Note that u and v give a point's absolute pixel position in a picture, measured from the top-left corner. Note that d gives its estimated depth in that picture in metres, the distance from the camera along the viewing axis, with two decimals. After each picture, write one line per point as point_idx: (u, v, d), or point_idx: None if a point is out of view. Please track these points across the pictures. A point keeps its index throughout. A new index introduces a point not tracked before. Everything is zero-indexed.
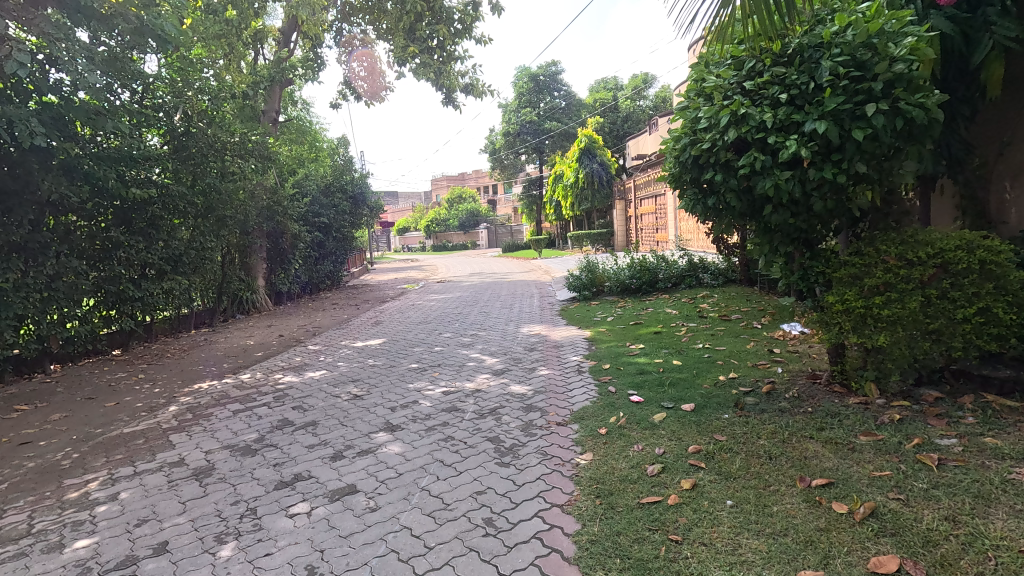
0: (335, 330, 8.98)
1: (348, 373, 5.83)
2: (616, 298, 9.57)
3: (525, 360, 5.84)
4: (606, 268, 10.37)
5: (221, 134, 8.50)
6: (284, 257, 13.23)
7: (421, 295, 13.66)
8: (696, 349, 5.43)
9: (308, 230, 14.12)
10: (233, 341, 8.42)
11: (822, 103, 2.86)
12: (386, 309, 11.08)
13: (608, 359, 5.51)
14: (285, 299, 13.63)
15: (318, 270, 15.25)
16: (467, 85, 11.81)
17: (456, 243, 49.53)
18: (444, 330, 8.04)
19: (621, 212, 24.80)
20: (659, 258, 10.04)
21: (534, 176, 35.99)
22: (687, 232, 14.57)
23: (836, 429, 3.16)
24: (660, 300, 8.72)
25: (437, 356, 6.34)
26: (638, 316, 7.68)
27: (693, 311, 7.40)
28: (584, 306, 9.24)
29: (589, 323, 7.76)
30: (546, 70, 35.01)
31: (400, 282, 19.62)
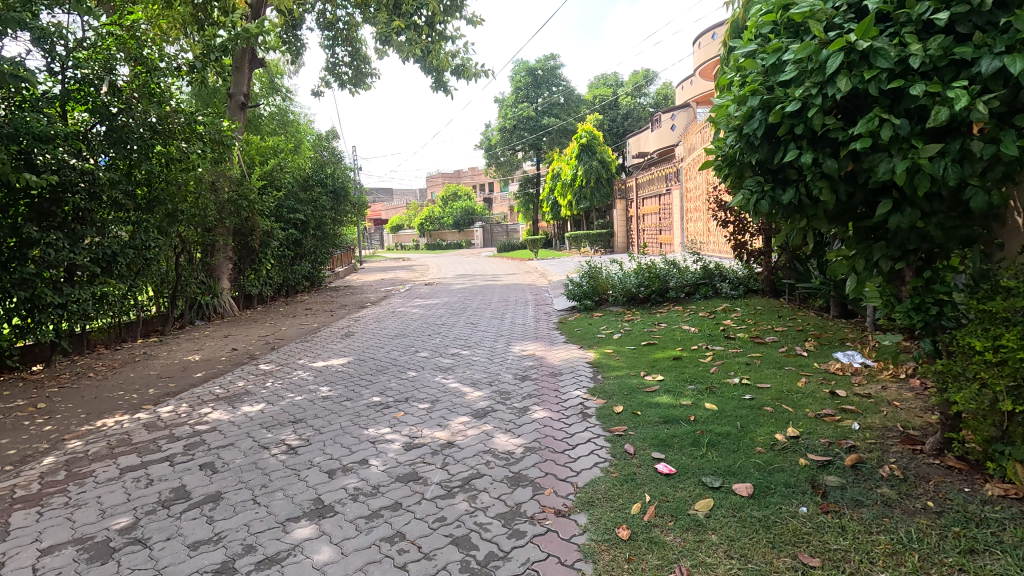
0: (298, 344, 7.77)
1: (291, 408, 4.63)
2: (622, 309, 8.38)
3: (514, 394, 4.66)
4: (610, 275, 9.18)
5: (163, 114, 7.28)
6: (253, 257, 12.01)
7: (405, 301, 12.45)
8: (731, 386, 4.27)
9: (282, 228, 12.90)
10: (177, 357, 7.21)
11: (1009, 28, 1.70)
12: (362, 318, 9.89)
13: (619, 396, 4.35)
14: (254, 303, 12.39)
15: (294, 271, 14.03)
16: (457, 67, 10.65)
17: (450, 242, 48.32)
18: (420, 347, 6.86)
19: (622, 212, 23.64)
20: (671, 264, 8.87)
21: (531, 174, 34.81)
22: (696, 234, 13.42)
23: (998, 558, 2.00)
24: (673, 314, 7.52)
25: (407, 385, 5.16)
26: (649, 335, 6.50)
27: (715, 330, 6.23)
28: (585, 319, 8.05)
29: (592, 341, 6.59)
30: (545, 64, 33.83)
31: (386, 283, 18.40)
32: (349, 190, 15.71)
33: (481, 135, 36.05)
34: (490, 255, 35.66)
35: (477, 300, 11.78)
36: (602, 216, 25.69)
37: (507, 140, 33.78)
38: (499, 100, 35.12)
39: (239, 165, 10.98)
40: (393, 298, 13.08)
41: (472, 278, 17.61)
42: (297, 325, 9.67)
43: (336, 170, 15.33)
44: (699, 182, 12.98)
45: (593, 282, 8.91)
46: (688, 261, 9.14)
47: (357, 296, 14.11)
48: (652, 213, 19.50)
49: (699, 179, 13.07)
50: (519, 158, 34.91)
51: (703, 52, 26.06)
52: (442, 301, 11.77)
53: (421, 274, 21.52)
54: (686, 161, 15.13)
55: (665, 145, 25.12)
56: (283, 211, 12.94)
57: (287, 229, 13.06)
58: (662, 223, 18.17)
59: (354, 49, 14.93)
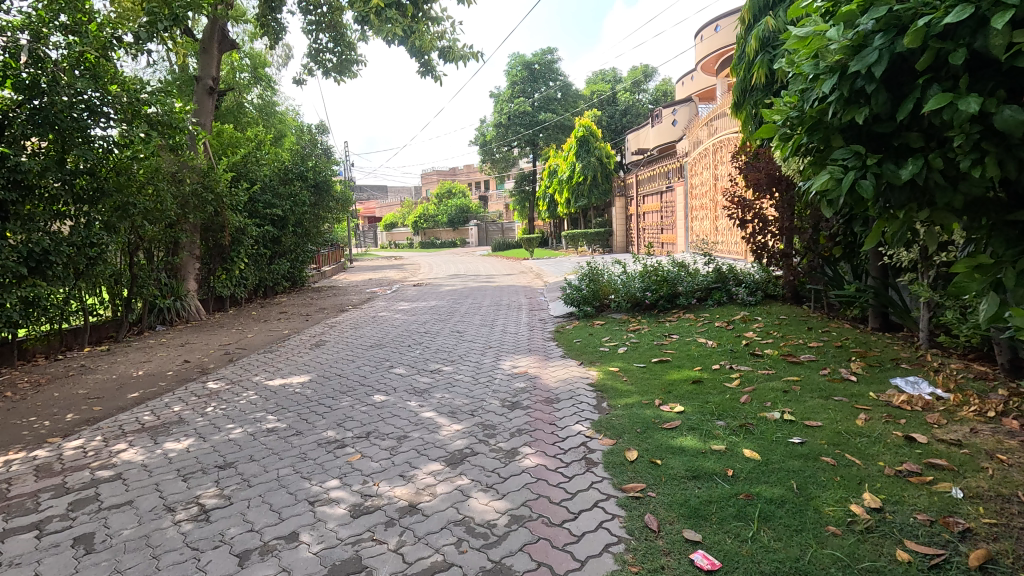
0: (260, 355, 6.87)
1: (223, 446, 3.74)
2: (627, 317, 7.50)
3: (500, 429, 3.79)
4: (613, 277, 8.29)
5: (101, 90, 6.31)
6: (224, 255, 11.08)
7: (389, 303, 11.55)
8: (772, 424, 3.41)
9: (257, 224, 11.95)
10: (118, 370, 6.30)
11: None
12: (339, 323, 9.00)
13: (631, 436, 3.48)
14: (226, 305, 11.45)
15: (271, 270, 13.08)
16: (442, 48, 9.77)
17: (445, 240, 47.40)
18: (397, 362, 5.97)
19: (621, 210, 22.79)
20: (679, 267, 8.00)
21: (527, 171, 33.92)
22: (702, 233, 12.58)
23: None
24: (684, 323, 6.66)
25: (372, 413, 4.28)
26: (661, 349, 5.64)
27: (736, 345, 5.37)
28: (586, 327, 7.18)
29: (593, 356, 5.71)
30: (541, 58, 32.94)
31: (372, 283, 17.47)
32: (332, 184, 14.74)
33: (476, 131, 35.13)
34: (485, 253, 34.78)
35: (467, 302, 10.90)
36: (599, 214, 24.83)
37: (502, 136, 32.83)
38: (495, 94, 34.17)
39: (206, 154, 10.05)
40: (378, 300, 12.18)
41: (463, 279, 16.71)
42: (266, 330, 8.80)
43: (317, 163, 14.39)
44: (707, 179, 12.11)
45: (594, 286, 8.04)
46: (699, 264, 8.28)
47: (340, 297, 13.20)
48: (653, 211, 18.62)
49: (707, 175, 12.19)
50: (514, 154, 34.00)
51: (705, 45, 25.23)
52: (431, 304, 10.91)
53: (411, 274, 20.60)
54: (690, 156, 14.27)
55: (666, 141, 24.28)
56: (259, 206, 11.98)
57: (263, 226, 12.10)
58: (664, 221, 17.33)
59: (338, 34, 14.01)
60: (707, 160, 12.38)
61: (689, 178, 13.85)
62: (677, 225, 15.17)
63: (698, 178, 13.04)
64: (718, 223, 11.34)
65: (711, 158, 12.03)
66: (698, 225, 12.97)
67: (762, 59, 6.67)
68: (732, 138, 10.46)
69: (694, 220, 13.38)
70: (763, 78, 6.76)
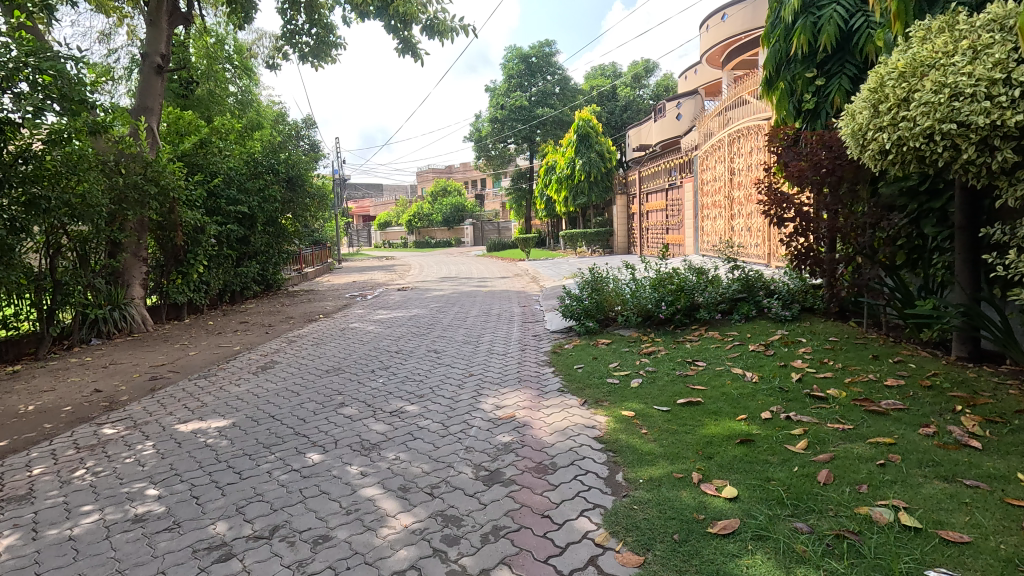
0: (191, 381, 5.62)
1: (51, 553, 2.49)
2: (637, 335, 6.27)
3: (467, 528, 2.56)
4: (619, 286, 7.04)
5: None
6: (178, 257, 9.86)
7: (366, 311, 10.32)
8: (889, 536, 2.18)
9: (218, 223, 10.72)
10: (5, 403, 5.05)
11: None
12: (302, 338, 7.77)
13: (665, 551, 2.26)
14: (183, 313, 10.23)
15: (237, 274, 11.85)
16: (427, 21, 8.54)
17: (439, 240, 46.12)
18: (351, 398, 4.74)
19: (623, 208, 21.60)
20: (697, 274, 6.78)
21: (524, 169, 32.69)
22: (717, 234, 11.39)
23: None
24: (709, 345, 5.43)
25: (292, 488, 3.04)
26: (686, 384, 4.41)
27: (786, 380, 4.15)
28: (589, 348, 5.95)
29: (600, 391, 4.49)
30: (539, 51, 31.72)
31: (354, 287, 16.19)
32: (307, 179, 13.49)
33: (471, 126, 33.88)
34: (480, 254, 33.54)
35: (453, 311, 9.68)
36: (599, 213, 23.65)
37: (497, 131, 31.59)
38: (490, 89, 32.92)
39: (152, 142, 8.77)
40: (355, 307, 10.96)
41: (453, 282, 15.49)
42: (213, 346, 7.56)
43: (291, 155, 13.14)
44: (723, 173, 10.95)
45: (598, 298, 6.82)
46: (720, 270, 7.08)
47: (314, 304, 11.97)
48: (658, 210, 17.45)
49: (723, 169, 11.02)
50: (511, 151, 32.75)
51: (710, 35, 24.03)
52: (412, 313, 9.69)
53: (400, 276, 19.39)
54: (700, 148, 13.08)
55: (669, 136, 23.09)
56: (222, 203, 10.75)
57: (225, 225, 10.87)
58: (670, 221, 16.16)
59: (314, 15, 12.76)
60: (722, 153, 11.21)
61: (700, 174, 12.67)
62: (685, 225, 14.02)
63: (711, 172, 11.86)
64: (737, 223, 10.19)
65: (726, 151, 10.86)
66: (712, 224, 11.81)
67: (804, 22, 5.45)
68: (755, 126, 9.28)
69: (706, 219, 12.22)
70: (805, 46, 5.53)
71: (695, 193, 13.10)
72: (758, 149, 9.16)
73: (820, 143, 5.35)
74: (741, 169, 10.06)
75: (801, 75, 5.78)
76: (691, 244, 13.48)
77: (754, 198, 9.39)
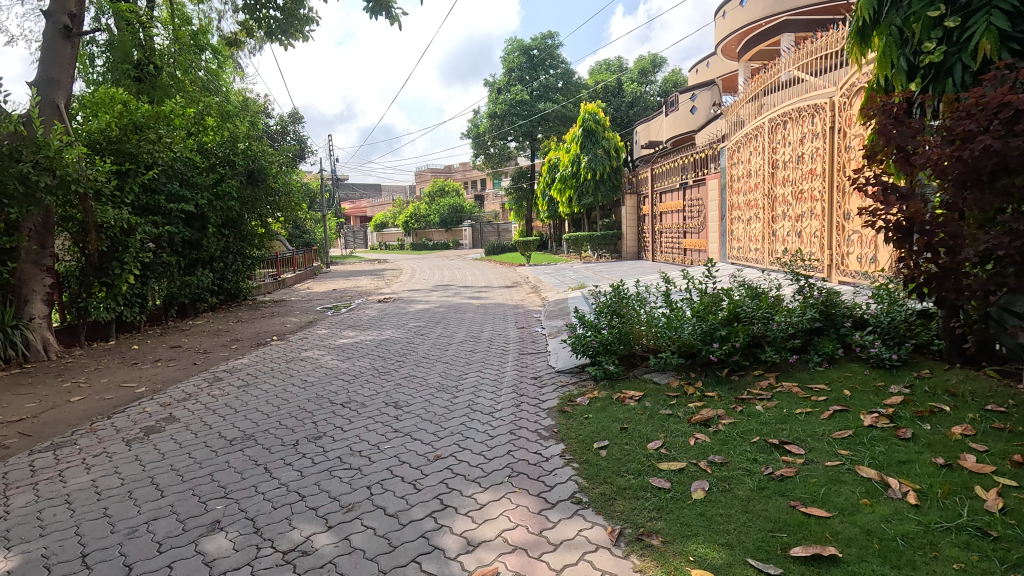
0: (29, 457, 3.84)
1: None
2: (679, 384, 4.48)
3: None
4: (647, 311, 5.22)
5: None
6: (101, 266, 8.17)
7: (331, 331, 8.56)
8: None
9: (153, 225, 8.96)
10: None
11: None
12: (231, 375, 5.98)
13: None
14: (112, 332, 8.51)
15: (185, 284, 10.09)
16: None
17: (436, 242, 44.34)
18: (237, 509, 2.93)
19: (633, 208, 19.52)
20: (756, 298, 4.95)
21: (525, 167, 30.93)
22: (754, 239, 9.62)
23: None
24: (795, 411, 3.65)
25: None
26: (789, 500, 2.62)
27: (974, 507, 2.36)
28: (612, 406, 4.17)
29: (641, 509, 2.71)
30: (542, 43, 30.01)
31: (333, 296, 14.42)
32: (273, 173, 11.69)
33: (469, 123, 32.16)
34: (477, 257, 31.73)
35: (432, 333, 7.90)
36: (605, 214, 21.87)
37: (497, 128, 29.81)
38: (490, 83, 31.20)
39: (61, 119, 7.11)
40: (320, 325, 9.20)
41: (443, 291, 13.69)
42: (113, 385, 5.77)
43: (253, 145, 11.34)
44: (761, 166, 9.19)
45: (622, 329, 4.99)
46: (785, 292, 5.26)
47: (276, 319, 10.21)
48: (673, 211, 15.68)
49: (761, 162, 9.26)
50: (511, 149, 30.99)
51: (727, 22, 22.27)
52: (383, 336, 7.91)
53: (387, 283, 17.62)
54: (728, 139, 11.30)
55: (682, 131, 21.34)
56: (162, 199, 9.03)
57: (164, 225, 9.12)
58: (688, 222, 14.37)
59: None
60: (759, 142, 9.46)
61: (729, 168, 10.92)
62: (709, 228, 12.27)
63: (744, 166, 10.09)
64: (781, 225, 8.47)
65: (766, 140, 9.10)
66: (745, 227, 10.06)
67: None
68: (812, 106, 7.52)
69: (737, 221, 10.48)
70: None
71: (721, 190, 11.34)
72: (816, 135, 7.40)
73: (964, 110, 3.56)
74: (788, 159, 8.32)
75: (922, 14, 3.93)
76: (717, 249, 11.74)
77: (808, 195, 7.65)
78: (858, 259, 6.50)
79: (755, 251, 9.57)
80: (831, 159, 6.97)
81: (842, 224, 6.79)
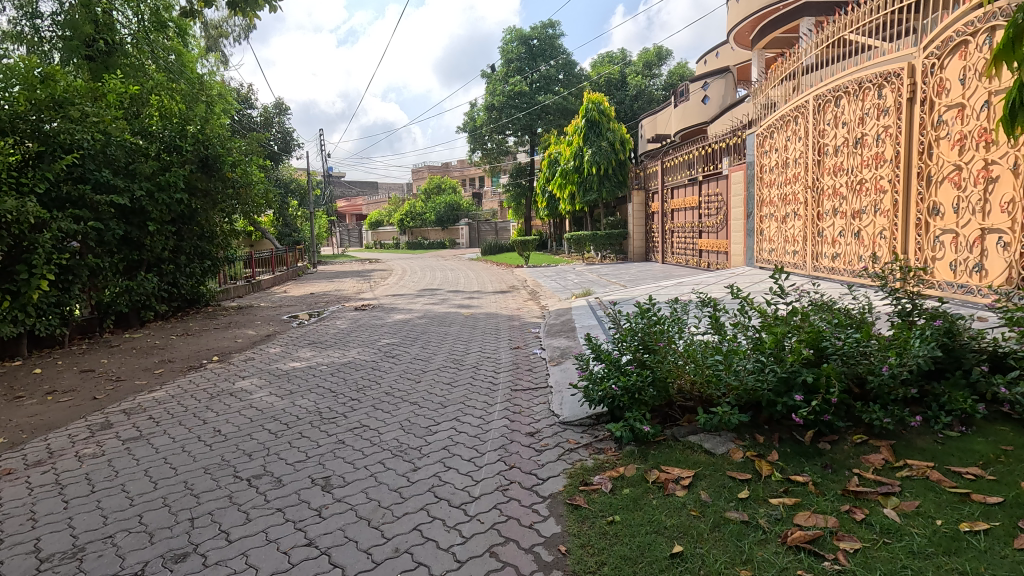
0: None
1: None
2: (744, 456, 3.04)
3: None
4: (688, 339, 3.75)
5: None
6: (7, 269, 6.74)
7: (286, 349, 7.09)
8: None
9: (73, 221, 7.49)
10: None
11: None
12: (129, 419, 4.52)
13: None
14: (24, 347, 7.07)
15: (124, 289, 8.65)
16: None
17: (432, 241, 42.91)
18: None
19: (640, 205, 17.92)
20: (845, 325, 3.50)
21: (524, 163, 29.46)
22: (796, 239, 8.19)
23: None
24: (962, 528, 2.21)
25: None
26: None
27: None
28: (650, 500, 2.73)
29: None
30: (542, 33, 28.58)
31: (309, 301, 12.94)
32: (229, 162, 10.17)
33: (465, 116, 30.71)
34: (473, 257, 30.17)
35: (405, 354, 6.45)
36: (609, 211, 20.37)
37: (494, 121, 28.31)
38: (487, 74, 29.72)
39: None
40: (276, 341, 7.72)
41: (430, 296, 12.20)
42: None
43: (205, 128, 9.81)
44: (803, 155, 7.92)
45: (655, 369, 3.47)
46: (879, 314, 3.79)
47: (230, 331, 8.74)
48: (686, 208, 14.22)
49: (802, 149, 7.99)
50: (509, 144, 29.52)
51: (739, 7, 20.81)
52: (345, 357, 6.44)
53: (371, 286, 16.12)
54: (756, 125, 9.83)
55: (692, 123, 19.93)
56: (88, 190, 7.58)
57: (89, 220, 7.67)
58: (705, 221, 12.91)
59: None
60: (800, 126, 8.06)
61: (758, 158, 9.46)
62: (732, 227, 10.86)
63: (779, 155, 8.65)
64: None
65: (810, 122, 7.85)
66: (779, 227, 8.68)
67: None
68: (878, 75, 6.49)
69: (769, 219, 9.04)
70: None
71: (748, 184, 9.90)
72: (885, 111, 6.37)
73: None
74: (843, 144, 7.23)
75: None
76: (742, 251, 10.35)
77: (872, 187, 6.65)
78: (950, 267, 5.59)
79: (794, 255, 8.19)
80: (909, 141, 6.03)
81: (926, 222, 5.85)
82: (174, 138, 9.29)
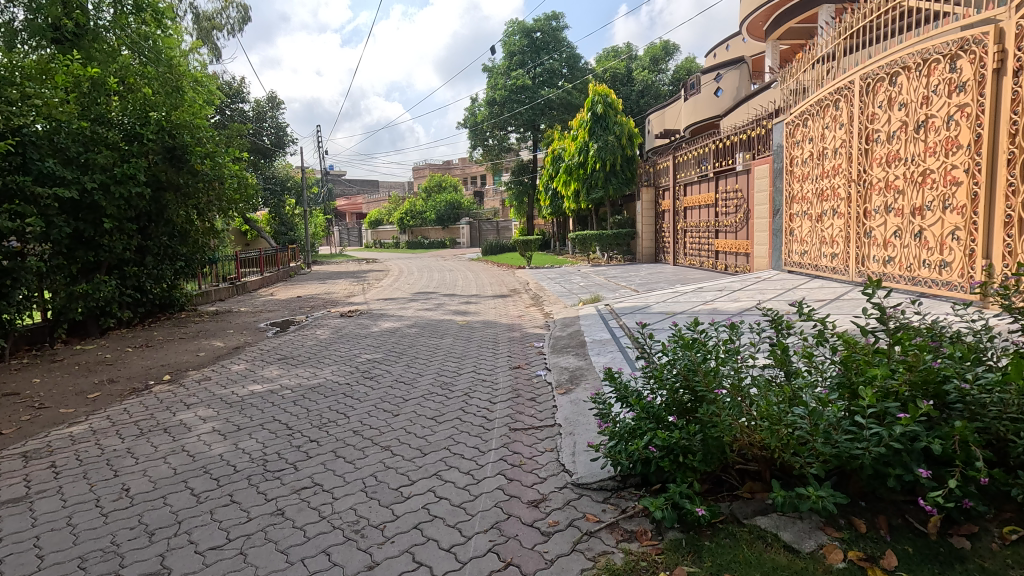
0: None
1: None
2: (845, 560, 2.09)
3: None
4: (749, 376, 2.76)
5: None
6: None
7: (251, 366, 6.14)
8: None
9: (10, 217, 6.54)
10: None
11: None
12: (22, 467, 3.54)
13: None
14: None
15: (78, 294, 7.70)
16: None
17: (432, 241, 41.97)
18: None
19: (650, 203, 16.91)
20: (970, 357, 2.50)
21: (526, 160, 28.48)
22: (838, 240, 7.01)
23: None
24: None
25: None
26: None
27: None
28: None
29: None
30: (545, 26, 27.61)
31: (294, 305, 11.99)
32: (199, 151, 9.18)
33: (466, 112, 29.76)
34: (474, 257, 29.22)
35: (386, 375, 5.46)
36: (616, 210, 19.37)
37: (496, 116, 27.34)
38: (489, 68, 28.77)
39: None
40: (244, 355, 6.76)
41: (424, 301, 11.23)
42: None
43: (171, 114, 8.84)
44: (845, 143, 6.68)
45: (713, 423, 2.49)
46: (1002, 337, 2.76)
47: (196, 342, 7.78)
48: (701, 206, 13.21)
49: (846, 136, 6.72)
50: (511, 140, 28.55)
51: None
52: (315, 377, 5.47)
53: (364, 288, 15.16)
54: (784, 112, 8.81)
55: (703, 116, 18.92)
56: (28, 181, 6.63)
57: (30, 215, 6.72)
58: (723, 219, 11.91)
59: None
60: (841, 110, 6.81)
61: (787, 149, 8.44)
62: (755, 226, 9.87)
63: (817, 144, 7.45)
64: (880, 222, 6.12)
65: (856, 107, 6.54)
66: (816, 225, 7.61)
67: None
68: (950, 45, 5.12)
69: (803, 217, 7.97)
70: None
71: (776, 178, 8.87)
72: (960, 88, 5.02)
73: None
74: (899, 129, 5.82)
75: None
76: (767, 253, 9.36)
77: (938, 179, 5.26)
78: None
79: (835, 258, 7.11)
80: (998, 124, 4.63)
81: None
82: (136, 125, 8.34)
